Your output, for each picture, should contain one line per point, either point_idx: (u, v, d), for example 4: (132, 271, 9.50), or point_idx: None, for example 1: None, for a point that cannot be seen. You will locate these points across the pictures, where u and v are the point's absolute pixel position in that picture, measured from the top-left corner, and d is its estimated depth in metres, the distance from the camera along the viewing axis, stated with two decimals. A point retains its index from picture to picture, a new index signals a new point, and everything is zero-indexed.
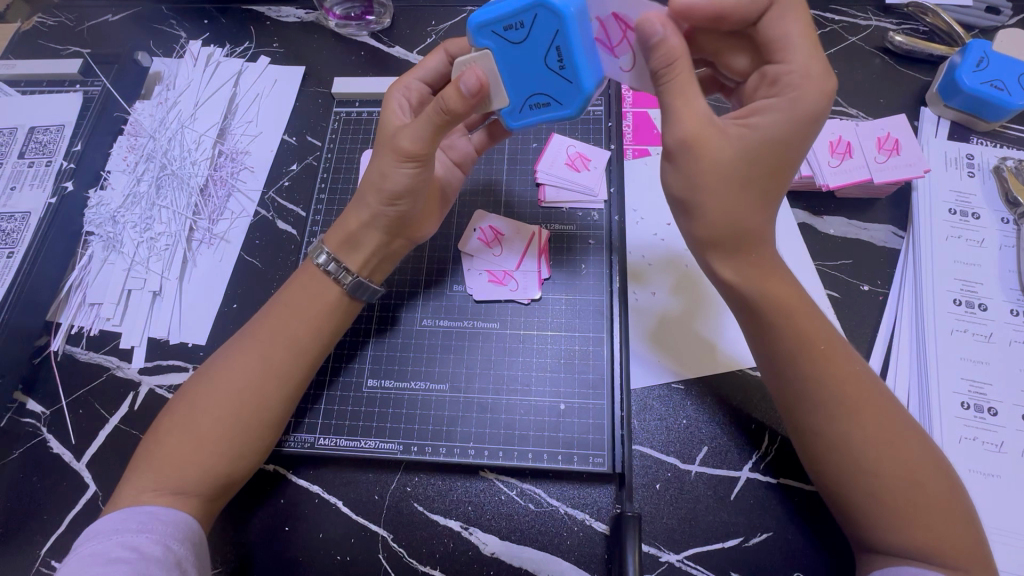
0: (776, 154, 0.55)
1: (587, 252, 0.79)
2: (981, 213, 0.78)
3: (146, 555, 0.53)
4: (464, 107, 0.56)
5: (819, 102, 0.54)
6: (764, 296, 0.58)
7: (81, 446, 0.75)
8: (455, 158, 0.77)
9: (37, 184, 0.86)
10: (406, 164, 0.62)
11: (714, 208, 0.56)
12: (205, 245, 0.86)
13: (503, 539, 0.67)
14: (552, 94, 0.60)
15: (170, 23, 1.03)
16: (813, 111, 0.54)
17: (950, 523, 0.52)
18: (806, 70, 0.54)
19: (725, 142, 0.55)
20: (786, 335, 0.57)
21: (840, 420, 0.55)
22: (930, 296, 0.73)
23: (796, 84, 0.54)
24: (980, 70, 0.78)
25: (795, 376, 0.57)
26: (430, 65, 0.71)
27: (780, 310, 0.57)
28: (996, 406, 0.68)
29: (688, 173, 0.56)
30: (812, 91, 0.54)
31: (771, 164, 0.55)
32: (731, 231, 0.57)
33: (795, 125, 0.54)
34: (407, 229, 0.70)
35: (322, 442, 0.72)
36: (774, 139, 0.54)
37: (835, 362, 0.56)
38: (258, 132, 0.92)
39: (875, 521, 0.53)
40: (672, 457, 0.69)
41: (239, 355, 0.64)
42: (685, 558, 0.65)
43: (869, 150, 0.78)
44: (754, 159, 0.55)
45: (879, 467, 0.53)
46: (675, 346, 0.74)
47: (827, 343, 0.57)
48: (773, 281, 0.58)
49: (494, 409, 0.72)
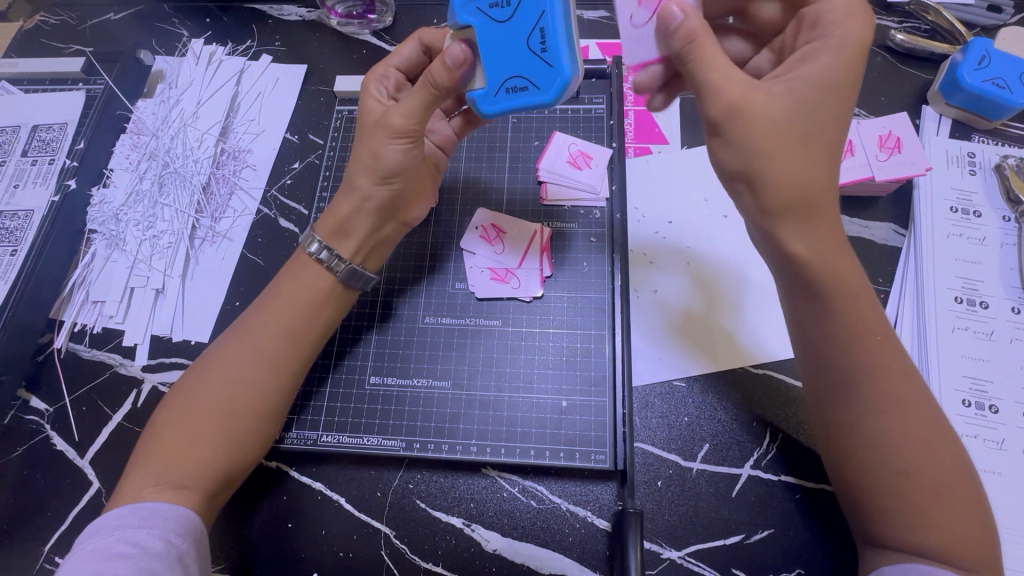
0: (825, 123, 0.54)
1: (588, 250, 0.79)
2: (982, 211, 0.78)
3: (148, 550, 0.53)
4: (447, 80, 0.58)
5: (865, 39, 0.55)
6: (830, 274, 0.56)
7: (85, 443, 0.76)
8: (435, 141, 0.77)
9: (41, 182, 0.87)
10: (398, 141, 0.63)
11: (775, 173, 0.54)
12: (208, 243, 0.86)
13: (505, 535, 0.67)
14: (530, 78, 0.58)
15: (173, 21, 1.03)
16: (857, 49, 0.55)
17: (972, 524, 0.52)
18: (847, 5, 0.56)
19: (779, 100, 0.54)
20: (849, 313, 0.56)
21: (881, 415, 0.55)
22: (930, 294, 0.73)
23: (839, 23, 0.55)
24: (981, 67, 0.78)
25: (842, 366, 0.56)
26: (403, 52, 0.71)
27: (843, 289, 0.56)
28: (997, 404, 0.68)
29: (743, 141, 0.54)
30: (856, 27, 0.55)
31: (835, 120, 0.55)
32: (798, 197, 0.54)
33: (845, 62, 0.54)
34: (397, 212, 0.70)
35: (325, 439, 0.72)
36: (828, 84, 0.54)
37: (884, 353, 0.56)
38: (260, 130, 0.93)
39: (897, 521, 0.53)
40: (674, 453, 0.69)
41: (233, 349, 0.64)
42: (687, 555, 0.65)
43: (870, 147, 0.78)
44: (811, 113, 0.54)
45: (909, 465, 0.53)
46: (699, 347, 0.74)
47: (882, 332, 0.57)
48: (840, 260, 0.56)
49: (496, 406, 0.72)
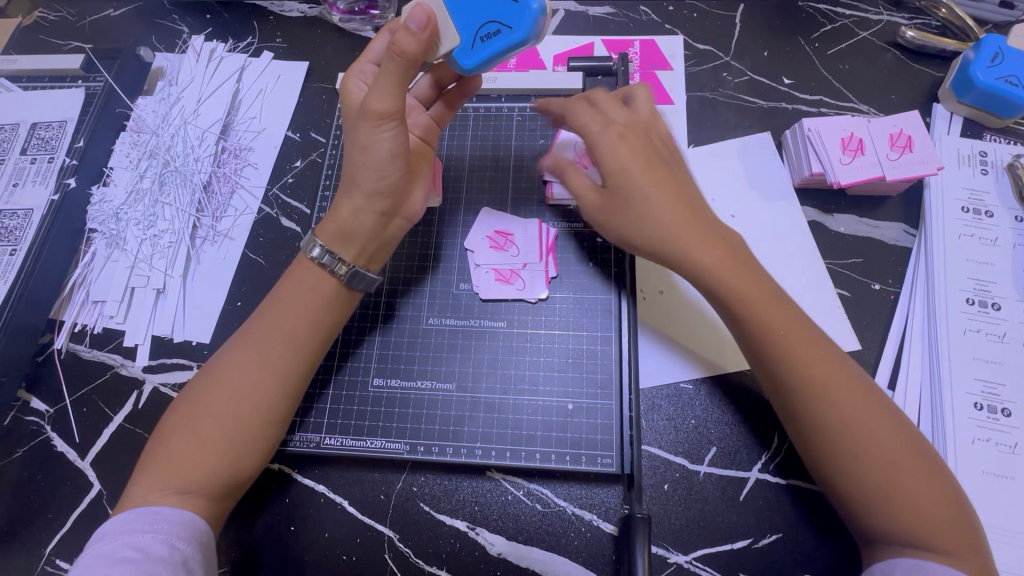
0: (636, 184, 0.62)
1: (595, 250, 0.78)
2: (994, 211, 0.77)
3: (152, 555, 0.53)
4: (415, 45, 0.56)
5: (616, 129, 0.65)
6: (720, 283, 0.59)
7: (86, 445, 0.75)
8: (417, 134, 0.74)
9: (40, 180, 0.86)
10: (383, 126, 0.61)
11: (637, 232, 0.62)
12: (209, 242, 0.85)
13: (510, 540, 0.67)
14: (501, 20, 0.58)
15: (172, 17, 1.02)
16: (617, 140, 0.65)
17: (937, 505, 0.52)
18: (587, 127, 0.67)
19: (598, 196, 0.65)
20: (752, 318, 0.58)
21: (817, 402, 0.55)
22: (943, 295, 0.72)
23: (596, 134, 0.66)
24: (994, 65, 0.77)
25: (771, 364, 0.58)
26: (375, 46, 0.70)
27: (741, 295, 0.59)
28: (1009, 407, 0.67)
29: (606, 229, 0.65)
30: (601, 131, 0.66)
31: (637, 182, 0.62)
32: (651, 240, 0.62)
33: (614, 150, 0.64)
34: (399, 207, 0.68)
35: (328, 442, 0.71)
36: (613, 167, 0.64)
37: (799, 342, 0.57)
38: (262, 128, 0.92)
39: (860, 506, 0.53)
40: (681, 457, 0.68)
41: (239, 357, 0.63)
42: (694, 560, 0.64)
43: (881, 146, 0.76)
44: (620, 196, 0.63)
45: (858, 449, 0.53)
46: (693, 318, 0.75)
47: (791, 325, 0.58)
48: (726, 267, 0.59)
49: (501, 409, 0.71)
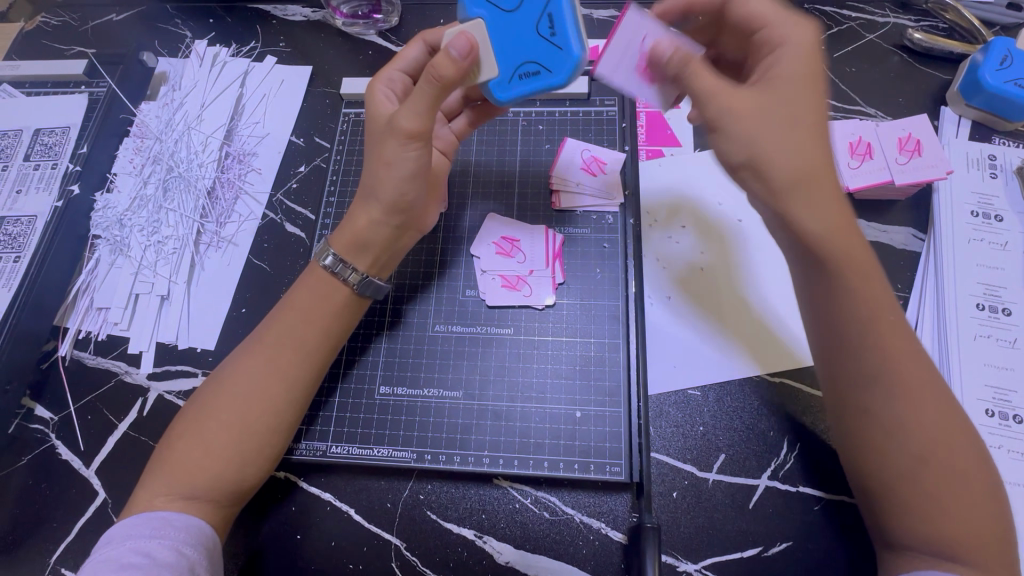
0: (805, 103, 0.55)
1: (602, 256, 0.78)
2: (1004, 215, 0.76)
3: (159, 562, 0.52)
4: (453, 71, 0.55)
5: (809, 35, 0.57)
6: (837, 254, 0.54)
7: (91, 452, 0.75)
8: (440, 147, 0.75)
9: (43, 187, 0.86)
10: (410, 146, 0.61)
11: (788, 150, 0.54)
12: (213, 248, 0.85)
13: (518, 548, 0.66)
14: (541, 62, 0.61)
15: (175, 22, 1.02)
16: (807, 46, 0.57)
17: (985, 516, 0.50)
18: (773, 29, 0.59)
19: (753, 95, 0.56)
20: (853, 293, 0.54)
21: (896, 397, 0.52)
22: (952, 300, 0.72)
23: (786, 33, 0.58)
24: (1004, 68, 0.77)
25: (857, 347, 0.54)
26: (408, 55, 0.70)
27: (853, 267, 0.54)
28: (1020, 414, 0.67)
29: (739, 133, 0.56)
30: (797, 33, 0.58)
31: (804, 101, 0.55)
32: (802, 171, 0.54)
33: (801, 60, 0.56)
34: (415, 221, 0.68)
35: (334, 450, 0.71)
36: (793, 75, 0.56)
37: (890, 332, 0.54)
38: (267, 132, 0.91)
39: (904, 510, 0.51)
40: (689, 465, 0.68)
41: (246, 362, 0.63)
42: (703, 568, 0.64)
43: (890, 150, 0.76)
44: (784, 104, 0.55)
45: (926, 450, 0.51)
46: (724, 302, 0.75)
47: (892, 310, 0.54)
48: (846, 235, 0.54)
49: (508, 417, 0.71)
